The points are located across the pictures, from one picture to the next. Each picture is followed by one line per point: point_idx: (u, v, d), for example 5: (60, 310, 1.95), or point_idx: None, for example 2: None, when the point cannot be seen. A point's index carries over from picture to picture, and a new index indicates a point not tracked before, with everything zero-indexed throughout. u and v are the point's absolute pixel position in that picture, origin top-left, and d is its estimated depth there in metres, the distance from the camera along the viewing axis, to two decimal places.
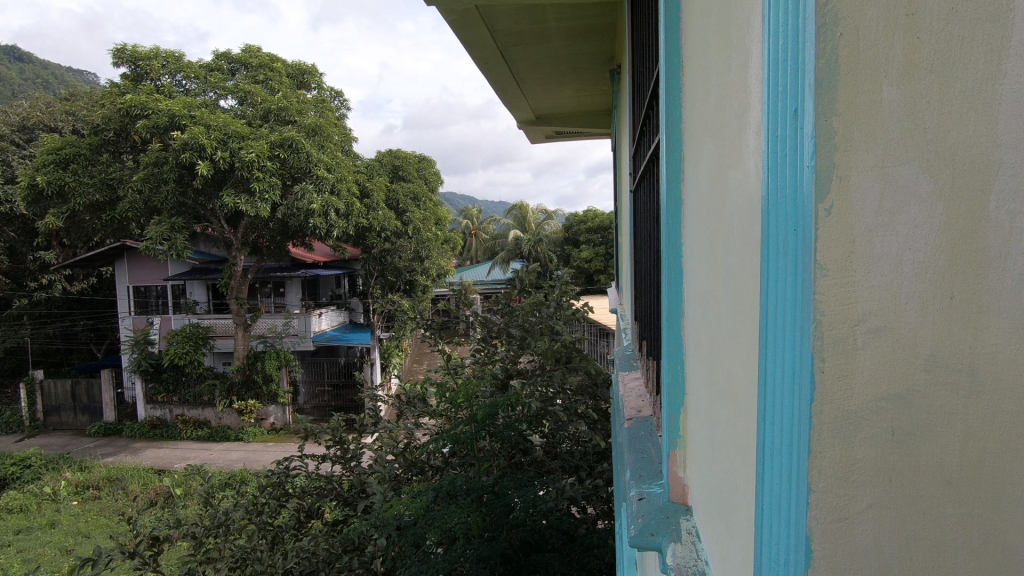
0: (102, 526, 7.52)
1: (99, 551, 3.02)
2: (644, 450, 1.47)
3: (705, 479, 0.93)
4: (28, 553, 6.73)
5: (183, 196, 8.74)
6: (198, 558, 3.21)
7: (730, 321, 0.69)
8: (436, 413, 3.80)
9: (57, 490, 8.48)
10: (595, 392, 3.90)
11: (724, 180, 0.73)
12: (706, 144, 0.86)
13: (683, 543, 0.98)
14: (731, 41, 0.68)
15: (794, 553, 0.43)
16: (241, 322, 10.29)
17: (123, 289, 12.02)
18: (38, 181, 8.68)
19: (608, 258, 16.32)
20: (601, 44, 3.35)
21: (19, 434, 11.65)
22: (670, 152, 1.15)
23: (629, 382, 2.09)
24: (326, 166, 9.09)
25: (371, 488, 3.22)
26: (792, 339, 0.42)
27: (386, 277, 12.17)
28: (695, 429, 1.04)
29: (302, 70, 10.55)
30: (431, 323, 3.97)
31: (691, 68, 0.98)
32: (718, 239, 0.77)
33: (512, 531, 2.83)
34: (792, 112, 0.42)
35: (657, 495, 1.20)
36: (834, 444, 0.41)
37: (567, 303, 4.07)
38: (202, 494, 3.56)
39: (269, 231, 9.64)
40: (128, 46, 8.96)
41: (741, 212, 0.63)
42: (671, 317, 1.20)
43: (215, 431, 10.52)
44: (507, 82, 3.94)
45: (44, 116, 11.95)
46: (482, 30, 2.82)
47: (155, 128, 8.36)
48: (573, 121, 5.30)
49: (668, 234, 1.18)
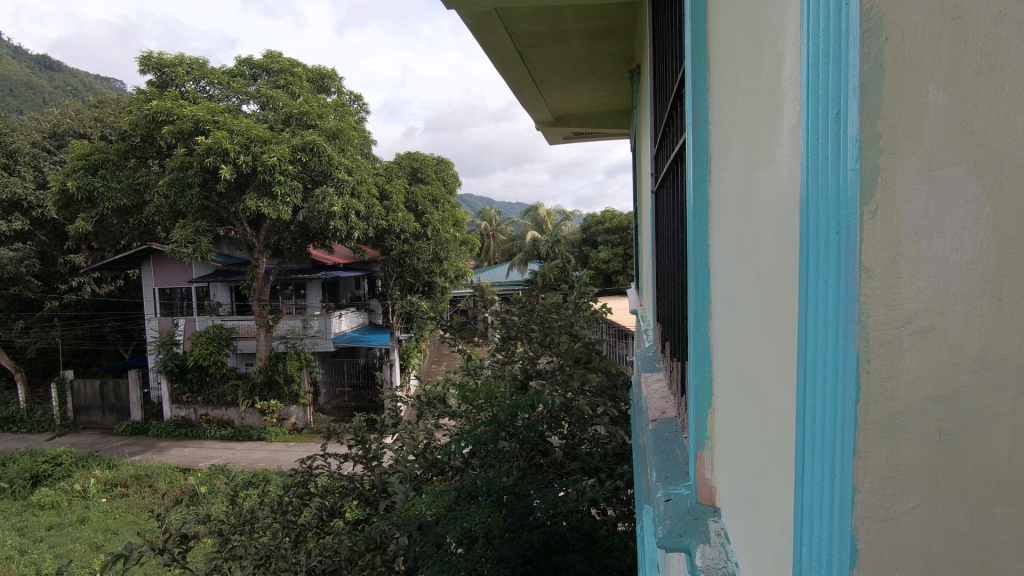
0: (131, 522, 7.74)
1: (130, 547, 3.11)
2: (669, 451, 1.47)
3: (733, 480, 0.94)
4: (60, 548, 6.97)
5: (207, 199, 8.92)
6: (224, 556, 3.28)
7: (760, 322, 0.70)
8: (457, 414, 3.84)
9: (87, 487, 8.73)
10: (614, 393, 3.91)
11: (754, 182, 0.73)
12: (737, 146, 0.86)
13: (713, 544, 0.99)
14: (763, 45, 0.68)
15: (837, 552, 0.43)
16: (264, 324, 10.51)
17: (149, 290, 12.29)
18: (68, 186, 8.95)
19: (626, 259, 16.34)
20: (621, 44, 3.34)
21: (51, 432, 11.98)
22: (697, 152, 1.15)
23: (653, 382, 2.08)
24: (346, 169, 9.25)
25: (393, 488, 3.31)
26: (834, 342, 0.43)
27: (405, 278, 12.24)
28: (724, 430, 1.04)
29: (321, 74, 10.67)
30: (451, 323, 3.97)
31: (719, 67, 0.98)
32: (746, 241, 0.78)
33: (533, 532, 2.85)
34: (834, 114, 0.42)
35: (684, 497, 1.20)
36: (879, 445, 0.41)
37: (585, 304, 4.11)
38: (228, 493, 3.63)
39: (291, 234, 9.80)
40: (153, 54, 9.14)
41: (774, 212, 0.64)
42: (698, 319, 1.19)
43: (239, 431, 10.69)
44: (526, 83, 3.94)
45: (74, 122, 12.21)
46: (501, 32, 2.83)
47: (180, 133, 8.53)
48: (591, 121, 5.29)
49: (693, 235, 1.17)
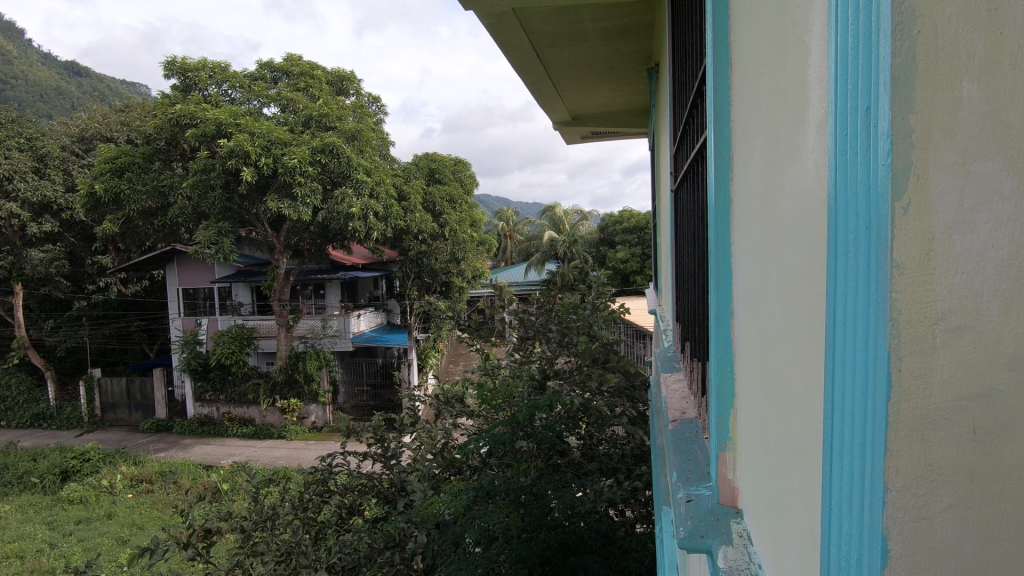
0: (156, 518, 7.91)
1: (156, 541, 3.18)
2: (690, 452, 1.46)
3: (756, 481, 0.93)
4: (88, 542, 7.14)
5: (229, 201, 9.08)
6: (247, 551, 3.35)
7: (785, 320, 0.69)
8: (475, 413, 3.85)
9: (113, 483, 8.94)
10: (632, 394, 3.89)
11: (777, 181, 0.73)
12: (760, 144, 0.85)
13: (735, 546, 0.98)
14: (786, 42, 0.67)
15: (866, 553, 0.43)
16: (284, 323, 10.66)
17: (173, 290, 12.53)
18: (96, 189, 9.19)
19: (644, 258, 16.23)
20: (639, 43, 3.32)
21: (79, 429, 12.29)
22: (719, 151, 1.14)
23: (672, 382, 2.07)
24: (365, 170, 9.33)
25: (412, 486, 3.37)
26: (864, 337, 0.42)
27: (423, 278, 12.31)
28: (746, 430, 1.03)
29: (340, 77, 10.78)
30: (469, 323, 3.98)
31: (742, 64, 0.97)
32: (769, 239, 0.77)
33: (551, 532, 2.85)
34: (865, 109, 0.41)
35: (706, 498, 1.19)
36: (912, 444, 0.41)
37: (603, 305, 4.09)
38: (249, 491, 3.68)
39: (310, 235, 9.92)
40: (177, 59, 9.32)
41: (799, 209, 0.63)
42: (719, 319, 1.18)
43: (260, 429, 10.85)
44: (543, 83, 3.94)
45: (101, 126, 12.50)
46: (519, 32, 2.84)
47: (203, 136, 8.68)
48: (609, 121, 5.27)
49: (715, 234, 1.16)
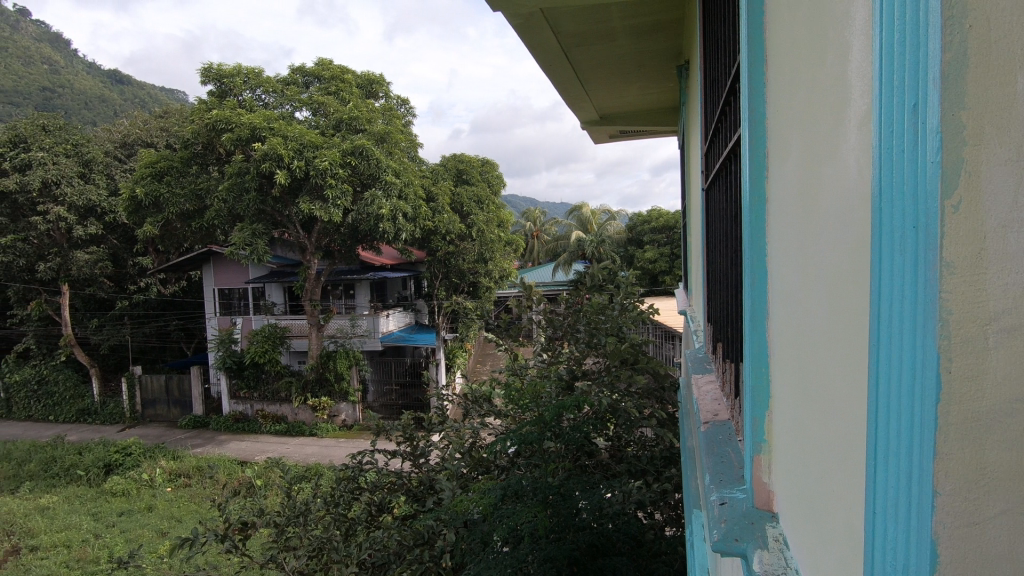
0: (193, 511, 8.16)
1: (195, 533, 3.30)
2: (723, 454, 1.43)
3: (793, 485, 0.92)
4: (130, 533, 7.42)
5: (263, 203, 9.31)
6: (280, 545, 3.41)
7: (823, 321, 0.68)
8: (503, 413, 3.87)
9: (153, 476, 9.25)
10: (661, 395, 3.84)
11: (816, 179, 0.72)
12: (796, 141, 0.84)
13: (771, 550, 0.96)
14: (826, 39, 0.67)
15: (913, 559, 0.42)
16: (315, 323, 10.88)
17: (209, 291, 12.88)
18: (137, 193, 9.53)
19: (673, 258, 16.02)
20: (668, 40, 3.29)
21: (121, 424, 12.72)
22: (753, 148, 1.12)
23: (703, 385, 2.03)
24: (394, 172, 9.45)
25: (440, 484, 3.42)
26: (911, 337, 0.41)
27: (451, 279, 12.41)
28: (781, 432, 1.01)
29: (370, 80, 10.92)
30: (497, 323, 4.00)
31: (777, 60, 0.96)
32: (806, 238, 0.76)
33: (579, 533, 2.82)
34: (911, 107, 0.41)
35: (740, 501, 1.17)
36: (963, 447, 0.40)
37: (632, 305, 4.07)
38: (283, 487, 3.77)
39: (341, 236, 10.10)
40: (213, 66, 9.59)
41: (839, 208, 0.62)
42: (754, 319, 1.16)
43: (292, 426, 11.10)
44: (571, 83, 3.93)
45: (142, 132, 12.95)
46: (546, 32, 2.85)
47: (238, 140, 8.93)
48: (638, 120, 5.22)
49: (750, 233, 1.14)
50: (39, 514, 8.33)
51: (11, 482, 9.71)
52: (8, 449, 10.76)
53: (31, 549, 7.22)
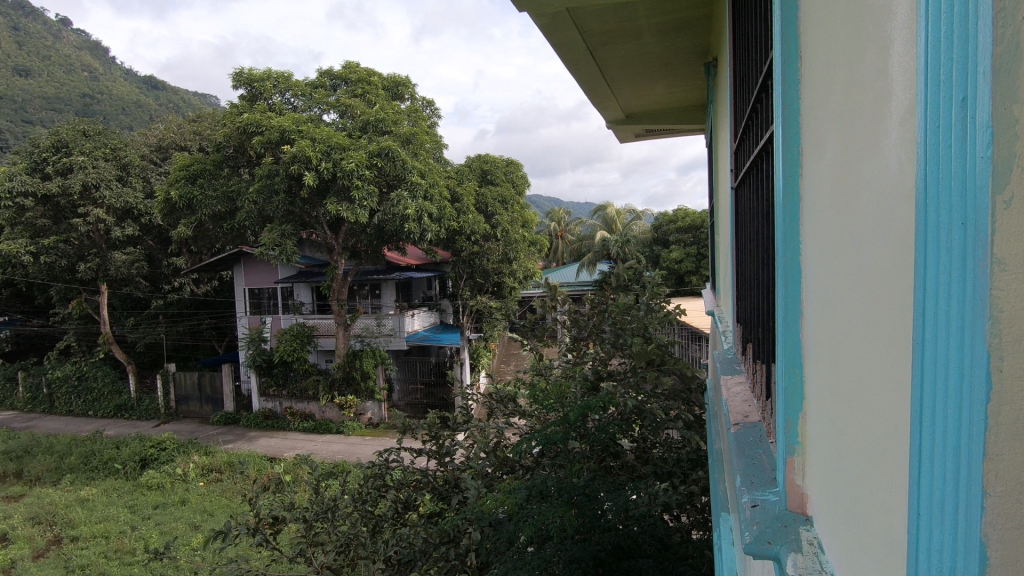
0: (224, 505, 8.36)
1: (228, 527, 3.39)
2: (755, 456, 1.41)
3: (827, 487, 0.91)
4: (164, 525, 7.65)
5: (292, 204, 9.50)
6: (309, 540, 3.48)
7: (863, 321, 0.67)
8: (528, 413, 3.87)
9: (187, 471, 9.51)
10: (688, 397, 3.80)
11: (855, 175, 0.70)
12: (833, 138, 0.83)
13: (805, 554, 0.95)
14: (865, 33, 0.66)
15: (959, 560, 0.41)
16: (342, 322, 11.06)
17: (240, 290, 13.18)
18: (172, 195, 9.81)
19: (700, 258, 15.80)
20: (696, 38, 3.26)
21: (156, 419, 13.09)
22: (788, 147, 1.11)
23: (732, 386, 2.00)
24: (419, 173, 9.54)
25: (466, 483, 3.44)
26: (958, 336, 0.41)
27: (475, 279, 12.47)
28: (816, 434, 1.00)
29: (396, 82, 11.03)
30: (521, 323, 4.01)
31: (813, 56, 0.95)
32: (844, 236, 0.75)
33: (604, 534, 2.81)
34: (960, 101, 0.40)
35: (772, 503, 1.15)
36: (1015, 448, 0.39)
37: (659, 306, 4.03)
38: (311, 483, 3.83)
39: (367, 236, 10.23)
40: (245, 70, 9.83)
41: (879, 204, 0.61)
42: (787, 320, 1.14)
43: (319, 424, 11.29)
44: (596, 82, 3.93)
45: (176, 136, 13.34)
46: (572, 32, 2.85)
47: (268, 143, 9.13)
48: (664, 118, 5.17)
49: (784, 232, 1.12)
50: (80, 505, 8.64)
51: (53, 475, 10.08)
52: (50, 442, 11.19)
53: (72, 539, 7.51)
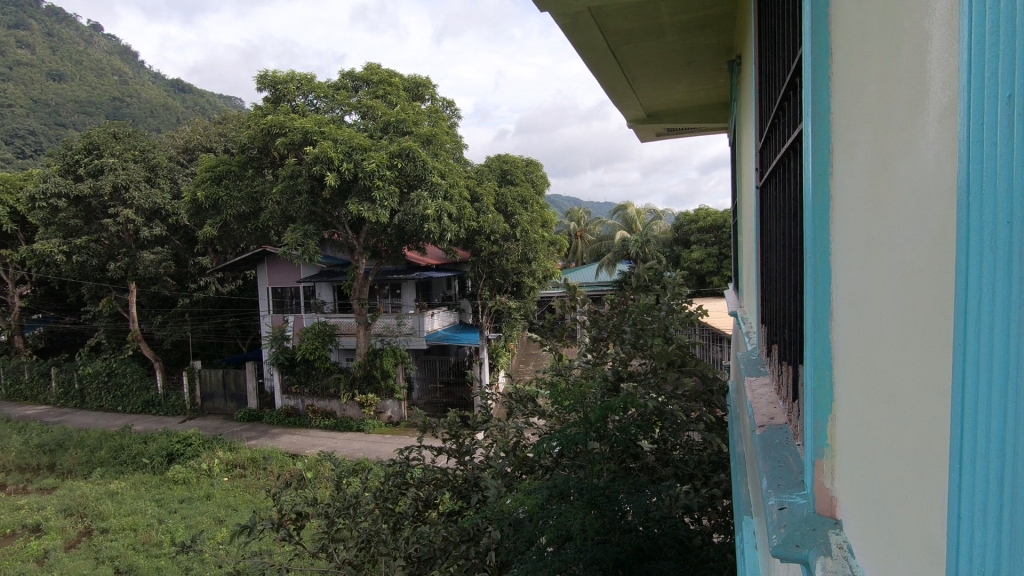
0: (248, 501, 8.50)
1: (252, 521, 3.45)
2: (780, 458, 1.39)
3: (858, 488, 0.89)
4: (190, 519, 7.81)
5: (314, 205, 9.62)
6: (331, 536, 3.53)
7: (898, 323, 0.66)
8: (547, 414, 3.87)
9: (212, 466, 9.70)
10: (709, 399, 3.75)
11: (890, 173, 0.69)
12: (864, 136, 0.82)
13: (835, 557, 0.94)
14: (902, 27, 0.65)
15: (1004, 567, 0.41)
16: (363, 321, 11.18)
17: (263, 289, 13.40)
18: (198, 196, 10.02)
19: (721, 259, 15.60)
20: (719, 35, 3.22)
21: (182, 415, 13.37)
22: (817, 146, 1.10)
23: (758, 387, 1.97)
24: (439, 173, 9.59)
25: (486, 482, 3.45)
26: (1000, 336, 0.40)
27: (494, 279, 12.50)
28: (846, 435, 0.98)
29: (416, 83, 11.10)
30: (541, 323, 4.01)
31: (844, 54, 0.94)
32: (878, 236, 0.74)
33: (625, 536, 2.79)
34: (1008, 97, 0.39)
35: (800, 506, 1.14)
36: None
37: (679, 306, 3.99)
38: (333, 479, 3.88)
39: (388, 236, 10.31)
40: (269, 73, 10.00)
41: (916, 201, 0.60)
42: (815, 320, 1.12)
43: (340, 422, 11.42)
44: (617, 81, 3.91)
45: (202, 138, 13.63)
46: (595, 31, 2.85)
47: (291, 144, 9.27)
48: (685, 118, 5.13)
49: (813, 232, 1.11)
50: (110, 498, 8.86)
51: (84, 468, 10.36)
52: (81, 436, 11.49)
53: (103, 530, 7.73)
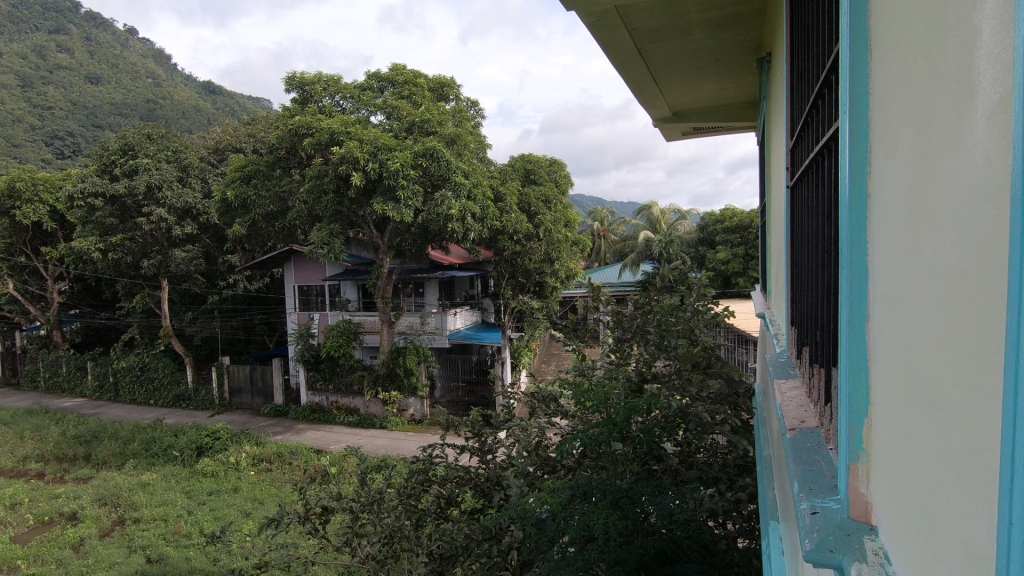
0: (273, 494, 8.65)
1: (279, 515, 3.51)
2: (813, 462, 1.36)
3: (896, 494, 0.87)
4: (218, 511, 7.98)
5: (340, 204, 9.76)
6: (356, 531, 3.57)
7: (941, 325, 0.65)
8: (570, 414, 3.86)
9: (239, 460, 9.91)
10: (735, 401, 3.70)
11: (933, 173, 0.68)
12: (907, 134, 0.80)
13: (870, 565, 0.92)
14: (948, 25, 0.63)
15: None
16: (386, 319, 11.30)
17: (290, 287, 13.64)
18: (228, 195, 10.25)
19: (748, 259, 15.36)
20: (749, 32, 3.17)
21: (211, 410, 13.68)
22: (855, 144, 1.07)
23: (787, 391, 1.94)
24: (463, 173, 9.64)
25: (509, 481, 3.45)
26: None
27: (517, 278, 12.52)
28: (882, 441, 0.96)
29: (441, 83, 11.16)
30: (565, 324, 3.99)
31: (885, 50, 0.91)
32: (920, 237, 0.72)
33: (648, 539, 2.77)
34: None
35: (834, 511, 1.11)
36: None
37: (705, 308, 3.95)
38: (358, 475, 3.92)
39: (412, 235, 10.40)
40: (297, 74, 10.17)
41: (962, 202, 0.59)
42: (851, 321, 1.10)
43: (364, 418, 11.55)
44: (644, 80, 3.87)
45: (232, 139, 13.93)
46: (621, 29, 2.83)
47: (318, 144, 9.42)
48: (713, 116, 5.05)
49: (849, 232, 1.09)
50: (142, 489, 9.12)
51: (118, 459, 10.68)
52: (115, 428, 11.86)
53: (135, 520, 7.95)
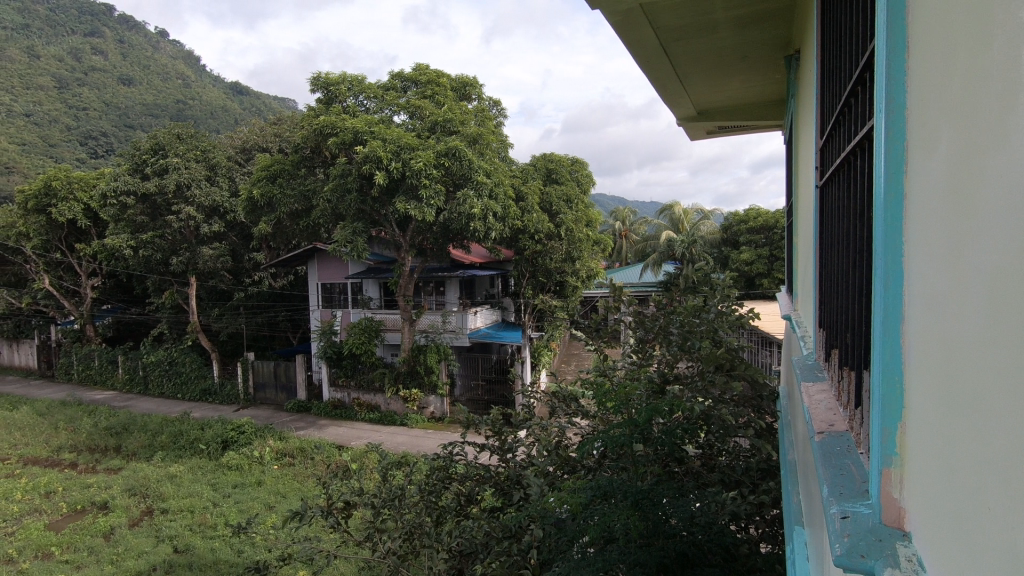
0: (295, 489, 8.78)
1: (303, 508, 3.56)
2: (841, 466, 1.34)
3: (930, 499, 0.86)
4: (242, 504, 8.15)
5: (363, 203, 9.87)
6: (377, 526, 3.61)
7: (982, 328, 0.64)
8: (590, 414, 3.85)
9: (263, 454, 10.09)
10: (759, 404, 3.63)
11: (975, 172, 0.67)
12: (947, 132, 0.78)
13: (903, 571, 0.90)
14: (993, 22, 0.62)
15: None
16: (408, 318, 11.40)
17: (314, 284, 13.84)
18: (254, 194, 10.44)
19: (772, 260, 15.12)
20: (777, 29, 3.12)
21: (236, 404, 13.94)
22: (891, 141, 1.05)
23: (815, 393, 1.91)
24: (485, 172, 9.67)
25: (528, 480, 3.45)
26: None
27: (538, 278, 12.53)
28: (917, 446, 0.94)
29: (464, 82, 11.20)
30: (587, 324, 3.97)
31: (925, 46, 0.89)
32: (961, 238, 0.71)
33: (670, 541, 2.74)
34: None
35: (864, 516, 1.10)
36: None
37: (730, 309, 3.90)
38: (379, 470, 3.95)
39: (433, 234, 10.47)
40: (322, 75, 10.30)
41: (1005, 204, 0.58)
42: (886, 323, 1.08)
43: (385, 415, 11.66)
44: (669, 78, 3.84)
45: (259, 139, 14.18)
46: (646, 27, 2.82)
47: (342, 144, 9.55)
48: (739, 114, 4.97)
49: (884, 231, 1.07)
50: (170, 481, 9.35)
51: (146, 451, 10.97)
52: (145, 421, 12.18)
53: (162, 511, 8.16)
